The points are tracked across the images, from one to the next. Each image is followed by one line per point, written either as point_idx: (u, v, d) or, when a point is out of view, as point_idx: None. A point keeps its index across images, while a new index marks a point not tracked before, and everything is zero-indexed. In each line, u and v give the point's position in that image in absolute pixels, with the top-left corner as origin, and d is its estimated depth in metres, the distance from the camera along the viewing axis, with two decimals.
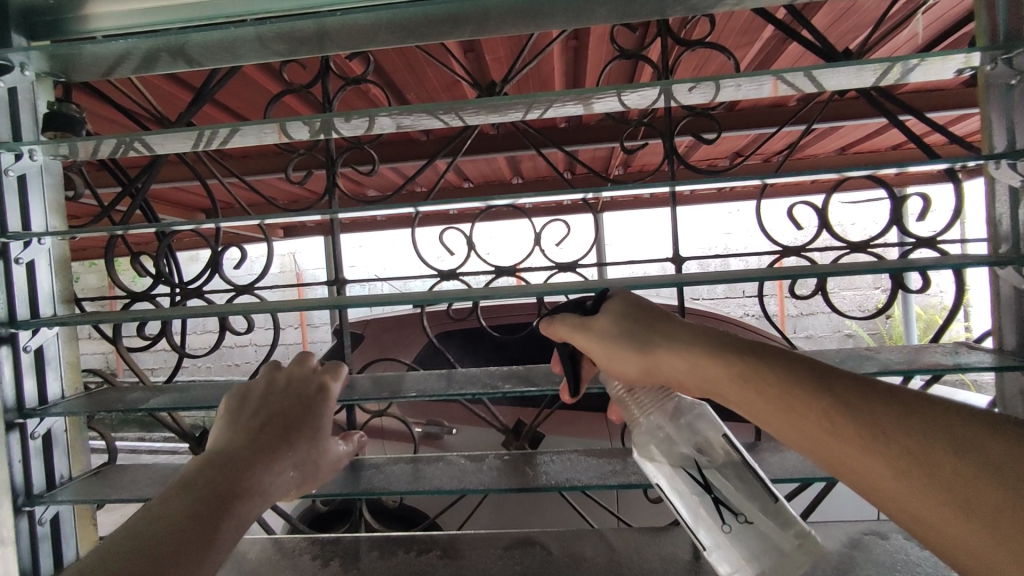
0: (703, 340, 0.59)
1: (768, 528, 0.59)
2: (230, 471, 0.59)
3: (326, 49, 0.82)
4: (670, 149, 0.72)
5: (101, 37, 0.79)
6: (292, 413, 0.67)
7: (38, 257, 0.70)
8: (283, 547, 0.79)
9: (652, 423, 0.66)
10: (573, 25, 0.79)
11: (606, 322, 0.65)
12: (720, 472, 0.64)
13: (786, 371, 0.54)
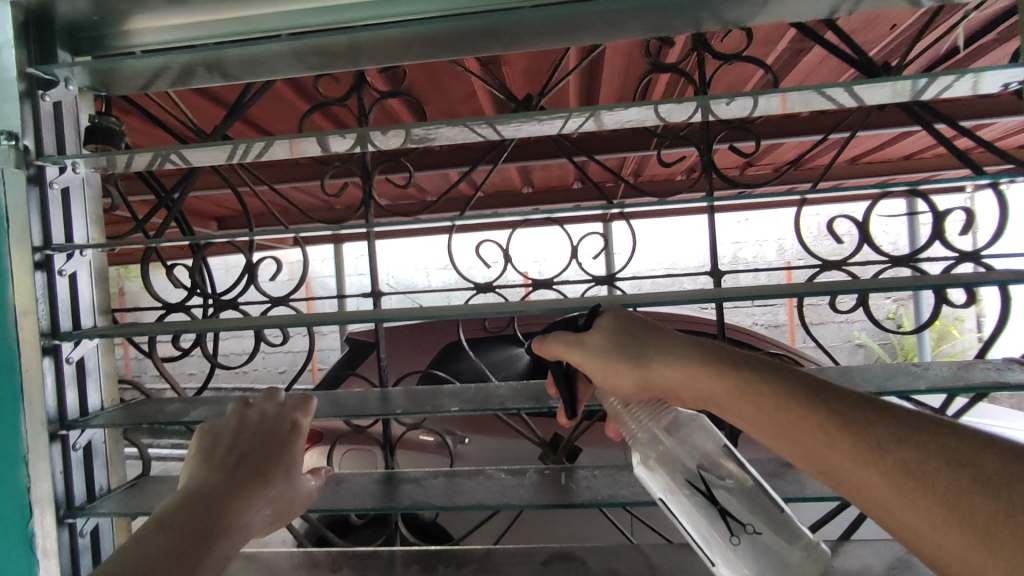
0: (697, 354, 0.62)
1: (776, 539, 0.62)
2: (210, 510, 0.62)
3: (360, 63, 0.83)
4: (709, 161, 0.72)
5: (140, 51, 0.79)
6: (266, 449, 0.69)
7: (80, 269, 0.71)
8: (317, 560, 0.79)
9: (649, 436, 0.65)
10: (607, 37, 0.79)
11: (600, 337, 0.67)
12: (725, 483, 0.65)
13: (783, 389, 0.57)
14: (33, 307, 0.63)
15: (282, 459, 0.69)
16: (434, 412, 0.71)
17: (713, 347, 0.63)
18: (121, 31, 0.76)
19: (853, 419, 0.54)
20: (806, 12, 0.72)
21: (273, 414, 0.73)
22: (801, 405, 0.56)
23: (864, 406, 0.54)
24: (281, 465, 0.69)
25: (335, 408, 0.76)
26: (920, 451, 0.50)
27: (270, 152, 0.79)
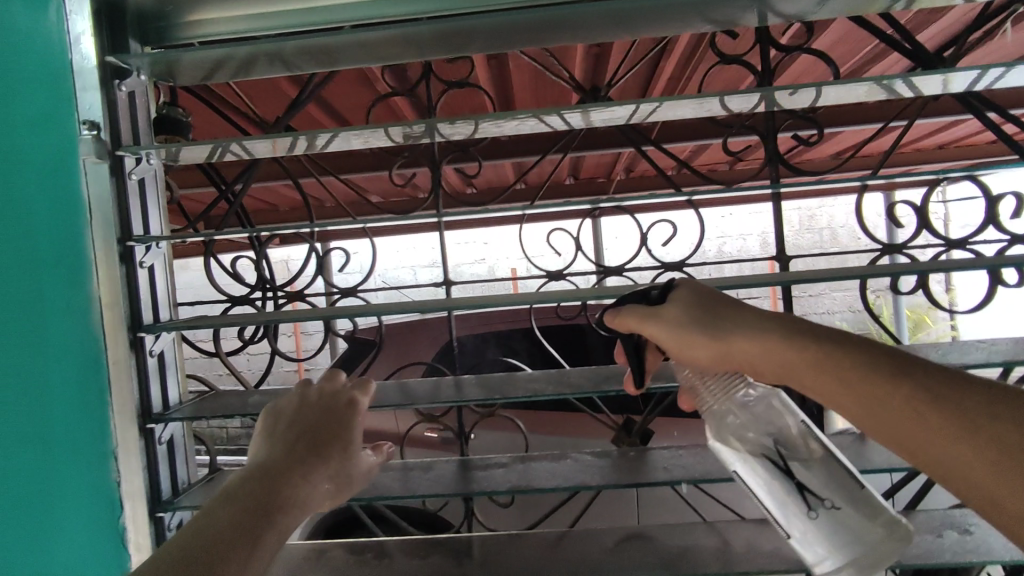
0: (777, 327, 0.59)
1: (856, 515, 0.57)
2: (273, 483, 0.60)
3: (414, 56, 0.82)
4: (774, 152, 0.74)
5: (197, 43, 0.77)
6: (324, 426, 0.68)
7: (156, 261, 0.71)
8: (391, 548, 0.80)
9: (722, 412, 0.64)
10: (662, 32, 0.79)
11: (676, 309, 0.62)
12: (804, 458, 0.61)
13: (866, 361, 0.55)
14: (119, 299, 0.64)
15: (339, 435, 0.68)
16: (516, 398, 0.72)
17: (795, 321, 0.59)
18: (185, 22, 0.75)
19: (938, 393, 0.52)
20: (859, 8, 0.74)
21: (330, 391, 0.71)
22: (883, 380, 0.54)
23: (951, 381, 0.52)
24: (339, 443, 0.67)
25: (407, 396, 0.76)
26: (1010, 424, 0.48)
27: (335, 142, 0.78)
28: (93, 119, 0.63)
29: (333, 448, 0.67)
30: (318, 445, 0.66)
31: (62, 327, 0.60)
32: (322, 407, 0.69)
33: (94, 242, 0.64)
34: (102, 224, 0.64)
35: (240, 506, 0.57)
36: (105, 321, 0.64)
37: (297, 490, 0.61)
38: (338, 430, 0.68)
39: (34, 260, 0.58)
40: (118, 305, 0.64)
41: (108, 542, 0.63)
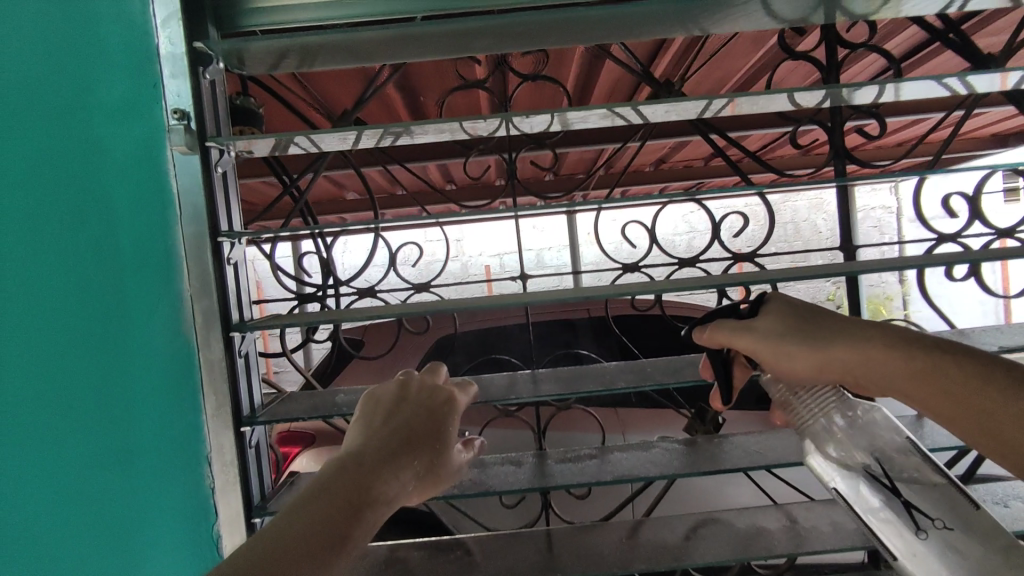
0: (885, 335, 0.53)
1: (968, 538, 0.51)
2: (366, 477, 0.49)
3: (475, 49, 0.78)
4: (840, 147, 0.78)
5: (256, 31, 0.72)
6: (420, 420, 0.57)
7: (240, 259, 0.66)
8: (469, 546, 0.78)
9: (821, 426, 0.59)
10: (731, 28, 0.78)
11: (772, 321, 0.58)
12: (908, 474, 0.56)
13: (981, 373, 0.48)
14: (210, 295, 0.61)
15: (433, 434, 0.57)
16: (614, 390, 0.71)
17: (901, 329, 0.53)
18: (260, 7, 0.69)
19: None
20: (921, 8, 0.76)
21: (428, 387, 0.61)
22: (998, 390, 0.47)
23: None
24: (434, 442, 0.57)
25: (486, 394, 0.73)
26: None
27: (403, 139, 0.77)
28: (183, 108, 0.60)
29: (428, 448, 0.56)
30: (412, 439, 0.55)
31: (150, 329, 0.64)
32: (419, 403, 0.59)
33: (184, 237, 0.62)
34: (193, 219, 0.61)
35: (328, 502, 0.46)
36: (200, 313, 0.62)
37: (388, 490, 0.50)
38: (432, 427, 0.58)
39: (126, 257, 0.62)
40: (210, 299, 0.62)
41: (202, 538, 0.68)
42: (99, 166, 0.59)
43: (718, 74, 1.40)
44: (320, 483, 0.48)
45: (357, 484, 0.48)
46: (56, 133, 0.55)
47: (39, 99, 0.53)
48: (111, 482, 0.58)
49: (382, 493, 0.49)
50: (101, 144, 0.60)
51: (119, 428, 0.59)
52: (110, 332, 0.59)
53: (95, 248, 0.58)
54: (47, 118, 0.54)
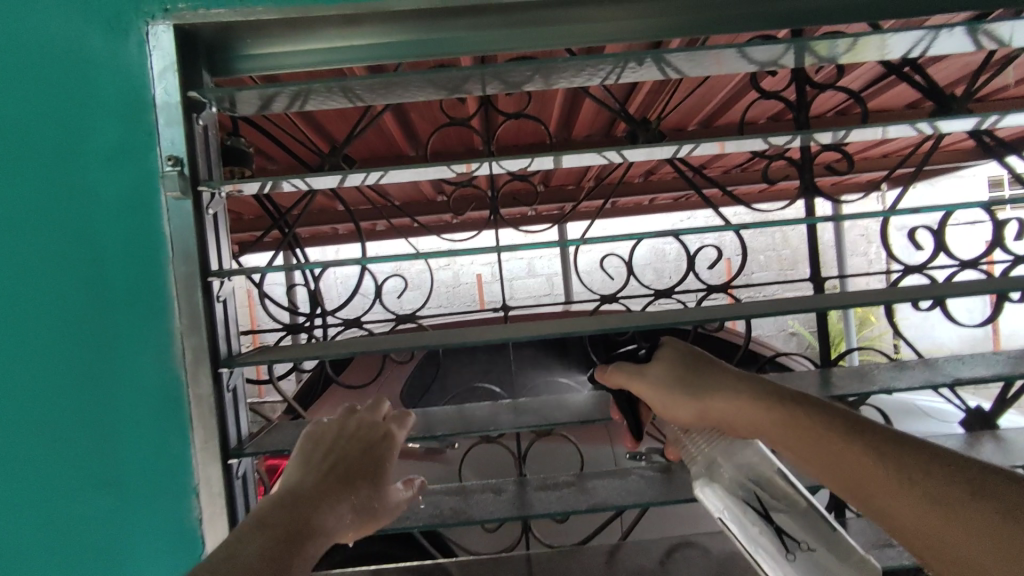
0: (750, 387, 0.60)
1: (830, 557, 0.56)
2: (299, 505, 0.52)
3: (460, 90, 0.81)
4: (808, 184, 0.81)
5: (247, 76, 0.73)
6: (358, 454, 0.60)
7: (229, 296, 0.68)
8: (451, 570, 0.80)
9: (710, 456, 0.63)
10: (708, 70, 0.81)
11: (662, 369, 0.65)
12: (779, 502, 0.60)
13: (833, 425, 0.55)
14: (198, 332, 0.62)
15: (379, 466, 0.60)
16: (588, 420, 0.74)
17: (767, 382, 0.61)
18: (254, 51, 0.71)
19: (888, 451, 0.52)
20: (887, 52, 0.79)
21: (369, 423, 0.64)
22: (837, 436, 0.55)
23: (902, 441, 0.53)
24: (378, 473, 0.60)
25: (468, 424, 0.75)
26: (960, 480, 0.48)
27: (388, 176, 0.80)
28: (176, 155, 0.61)
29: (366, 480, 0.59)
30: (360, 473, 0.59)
31: (139, 362, 0.62)
32: (359, 439, 0.62)
33: (172, 276, 0.62)
34: (184, 260, 0.62)
35: (260, 526, 0.49)
36: (188, 350, 0.62)
37: (323, 519, 0.53)
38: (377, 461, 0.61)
39: (106, 287, 0.61)
40: (199, 336, 0.62)
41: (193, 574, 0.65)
42: (61, 198, 0.60)
43: (699, 101, 1.44)
44: (256, 514, 0.50)
45: (291, 513, 0.51)
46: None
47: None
48: (70, 499, 0.60)
49: (318, 519, 0.52)
50: (72, 183, 0.60)
51: (77, 454, 0.60)
52: (76, 360, 0.60)
53: (30, 274, 0.59)
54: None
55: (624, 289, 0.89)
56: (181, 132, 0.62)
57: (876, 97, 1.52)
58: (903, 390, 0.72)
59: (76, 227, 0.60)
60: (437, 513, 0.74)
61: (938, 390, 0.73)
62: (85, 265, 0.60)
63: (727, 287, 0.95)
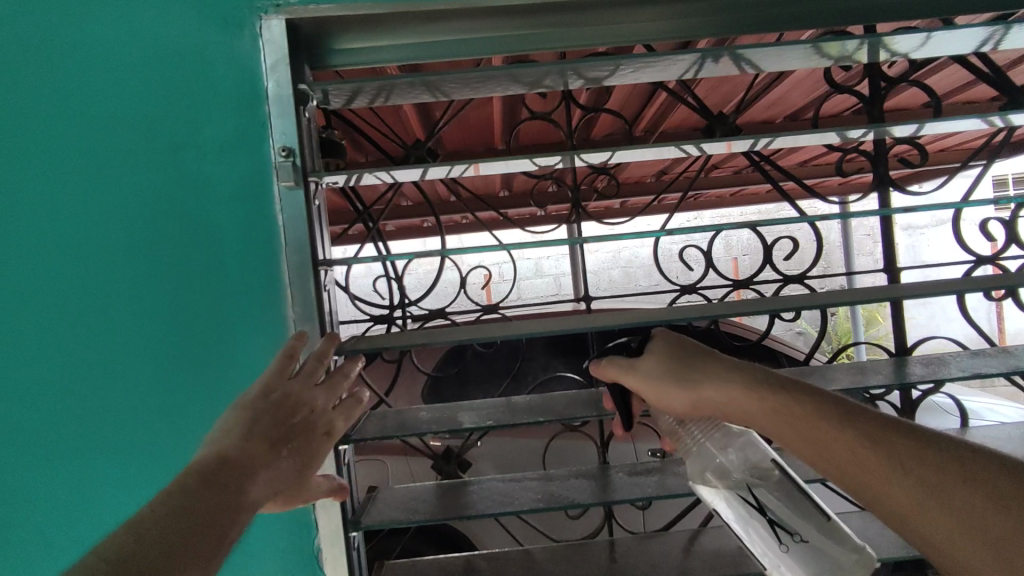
0: (741, 375, 0.60)
1: (823, 545, 0.57)
2: (223, 477, 0.48)
3: (541, 87, 0.82)
4: (883, 178, 0.82)
5: (338, 70, 0.74)
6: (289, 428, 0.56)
7: (332, 285, 0.69)
8: (536, 556, 0.81)
9: (705, 452, 0.63)
10: (784, 66, 0.82)
11: (652, 361, 0.63)
12: (775, 495, 0.60)
13: (819, 408, 0.56)
14: (311, 320, 0.64)
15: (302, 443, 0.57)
16: None
17: (758, 368, 0.61)
18: (348, 46, 0.73)
19: (882, 437, 0.52)
20: (961, 47, 0.81)
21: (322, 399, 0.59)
22: (830, 423, 0.55)
23: (902, 425, 0.53)
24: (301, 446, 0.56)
25: (557, 412, 0.76)
26: (953, 465, 0.49)
27: (473, 169, 0.81)
28: (289, 146, 0.62)
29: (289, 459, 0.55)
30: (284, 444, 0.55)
31: (252, 350, 0.65)
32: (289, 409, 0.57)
33: (287, 264, 0.64)
34: (297, 249, 0.63)
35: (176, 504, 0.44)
36: (301, 337, 0.64)
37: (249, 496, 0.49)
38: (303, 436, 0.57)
39: (222, 278, 0.64)
40: (312, 323, 0.64)
41: (305, 555, 0.66)
42: (173, 191, 0.62)
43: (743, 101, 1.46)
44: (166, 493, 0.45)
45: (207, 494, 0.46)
46: (100, 165, 0.60)
47: (53, 131, 0.57)
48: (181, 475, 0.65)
49: (239, 503, 0.47)
50: (191, 177, 0.63)
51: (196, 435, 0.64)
52: (191, 347, 0.64)
53: (142, 268, 0.61)
54: (72, 146, 0.58)
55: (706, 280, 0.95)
56: (293, 124, 0.62)
57: (913, 96, 1.53)
58: (987, 376, 0.73)
59: (191, 221, 0.63)
60: (529, 500, 0.75)
61: (1015, 378, 0.75)
62: (200, 257, 0.63)
63: (805, 279, 0.98)
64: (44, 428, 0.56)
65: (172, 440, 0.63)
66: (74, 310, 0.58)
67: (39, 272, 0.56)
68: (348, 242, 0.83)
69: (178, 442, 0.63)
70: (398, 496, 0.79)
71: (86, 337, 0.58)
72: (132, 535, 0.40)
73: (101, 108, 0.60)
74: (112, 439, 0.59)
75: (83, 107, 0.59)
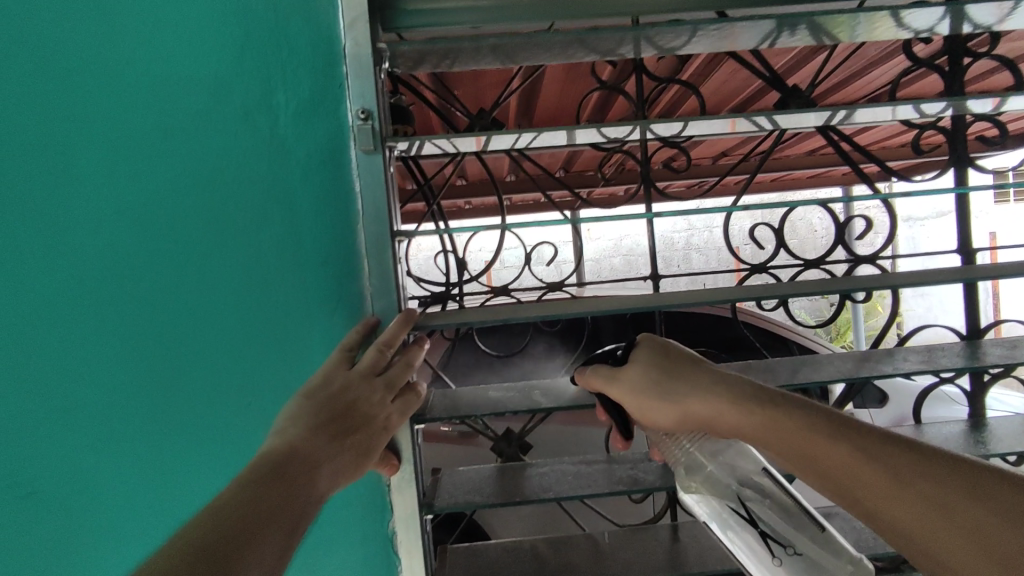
0: (728, 388, 0.56)
1: (818, 559, 0.53)
2: (295, 471, 0.47)
3: (609, 55, 0.78)
4: (959, 155, 0.80)
5: (405, 33, 0.70)
6: (347, 424, 0.52)
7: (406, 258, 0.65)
8: (599, 538, 0.80)
9: (694, 461, 0.58)
10: (861, 38, 0.79)
11: (637, 371, 0.59)
12: (767, 506, 0.55)
13: (810, 423, 0.53)
14: (389, 294, 0.58)
15: (375, 429, 0.54)
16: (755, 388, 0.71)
17: (746, 380, 0.57)
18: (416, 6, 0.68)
19: (879, 452, 0.50)
20: None
21: (399, 373, 0.56)
22: (826, 436, 0.52)
23: (899, 438, 0.51)
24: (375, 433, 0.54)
25: None
26: (951, 480, 0.47)
27: (538, 140, 0.77)
28: (367, 108, 0.57)
29: (344, 458, 0.51)
30: (350, 433, 0.52)
31: (327, 327, 0.60)
32: (348, 403, 0.52)
33: (364, 236, 0.58)
34: (375, 220, 0.57)
35: (237, 505, 0.43)
36: (377, 313, 0.59)
37: (320, 484, 0.48)
38: (376, 421, 0.54)
39: (296, 250, 0.59)
40: (389, 298, 0.59)
41: (378, 537, 0.63)
42: (249, 158, 0.58)
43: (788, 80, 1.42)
44: (233, 488, 0.44)
45: (274, 488, 0.45)
46: (169, 130, 0.57)
47: (125, 93, 0.56)
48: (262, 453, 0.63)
49: (305, 501, 0.46)
50: (265, 141, 0.58)
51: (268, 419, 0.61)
52: (264, 325, 0.60)
53: (215, 239, 0.58)
54: (149, 129, 0.57)
55: (774, 259, 0.94)
56: (371, 84, 0.57)
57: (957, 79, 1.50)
58: None
59: (265, 191, 0.59)
60: (598, 479, 0.73)
61: None
62: (273, 228, 0.59)
63: (873, 259, 0.95)
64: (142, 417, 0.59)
65: (243, 420, 0.62)
66: (152, 283, 0.58)
67: (130, 259, 0.58)
68: (410, 214, 0.80)
69: (252, 424, 0.60)
70: (459, 478, 0.76)
71: (172, 313, 0.59)
72: (206, 534, 0.40)
73: (172, 70, 0.57)
74: (206, 415, 0.60)
75: (156, 77, 0.57)
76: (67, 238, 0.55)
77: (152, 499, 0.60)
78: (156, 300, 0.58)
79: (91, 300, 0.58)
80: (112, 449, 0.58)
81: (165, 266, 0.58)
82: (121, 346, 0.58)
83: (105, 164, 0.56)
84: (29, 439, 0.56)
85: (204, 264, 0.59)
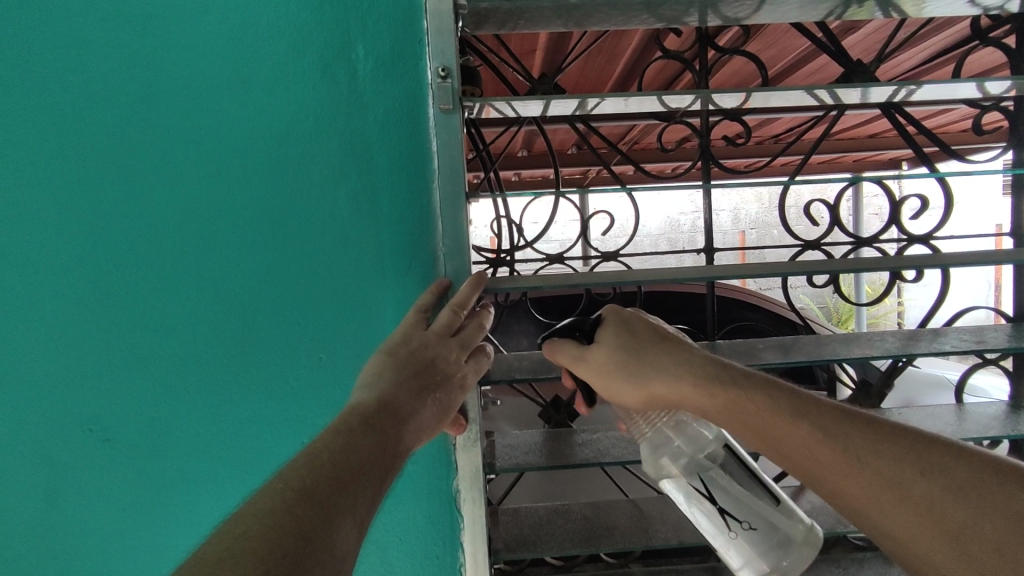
0: (692, 369, 0.55)
1: (772, 531, 0.53)
2: (384, 423, 0.48)
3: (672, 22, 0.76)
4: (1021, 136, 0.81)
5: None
6: (429, 381, 0.53)
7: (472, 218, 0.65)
8: (645, 503, 0.81)
9: (662, 437, 0.57)
10: (929, 14, 0.77)
11: (604, 351, 0.57)
12: (727, 480, 0.55)
13: (774, 404, 0.52)
14: (461, 254, 0.59)
15: (443, 383, 0.54)
16: (795, 361, 0.72)
17: (715, 361, 0.55)
18: None
19: (839, 429, 0.50)
20: None
21: (477, 334, 0.57)
22: (788, 416, 0.52)
23: (860, 417, 0.51)
24: (445, 385, 0.54)
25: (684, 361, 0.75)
26: (909, 459, 0.47)
27: (598, 106, 0.76)
28: (447, 66, 0.55)
29: (428, 413, 0.52)
30: (427, 387, 0.53)
31: (396, 286, 0.60)
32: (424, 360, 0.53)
33: (439, 196, 0.58)
34: (451, 179, 0.57)
35: (335, 453, 0.43)
36: (449, 273, 0.59)
37: (408, 438, 0.49)
38: (445, 378, 0.54)
39: (369, 208, 0.59)
40: (462, 257, 0.59)
41: (441, 493, 0.65)
42: (323, 115, 0.57)
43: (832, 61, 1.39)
44: (331, 436, 0.45)
45: (366, 438, 0.46)
46: (247, 81, 0.57)
47: (203, 45, 0.56)
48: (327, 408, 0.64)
49: (394, 452, 0.47)
50: (338, 98, 0.57)
51: (338, 376, 0.61)
52: (335, 283, 0.60)
53: (288, 196, 0.58)
54: (225, 83, 0.57)
55: (826, 237, 0.95)
56: (453, 41, 0.55)
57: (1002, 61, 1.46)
58: None
59: (340, 147, 0.58)
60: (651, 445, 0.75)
61: None
62: (348, 185, 0.58)
63: (924, 239, 0.95)
64: (215, 367, 0.60)
65: (314, 378, 0.61)
66: (227, 238, 0.59)
67: (206, 214, 0.58)
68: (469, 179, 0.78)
69: (321, 380, 0.61)
70: (513, 440, 0.77)
71: (245, 268, 0.59)
72: (311, 476, 0.41)
73: (248, 20, 0.56)
74: (277, 370, 0.61)
75: (231, 30, 0.56)
76: (153, 190, 0.58)
77: (227, 445, 0.62)
78: (232, 253, 0.59)
79: (169, 251, 0.59)
80: (191, 395, 0.61)
81: (238, 221, 0.58)
82: (198, 300, 0.59)
83: (186, 117, 0.57)
84: (121, 376, 0.60)
85: (279, 219, 0.59)
